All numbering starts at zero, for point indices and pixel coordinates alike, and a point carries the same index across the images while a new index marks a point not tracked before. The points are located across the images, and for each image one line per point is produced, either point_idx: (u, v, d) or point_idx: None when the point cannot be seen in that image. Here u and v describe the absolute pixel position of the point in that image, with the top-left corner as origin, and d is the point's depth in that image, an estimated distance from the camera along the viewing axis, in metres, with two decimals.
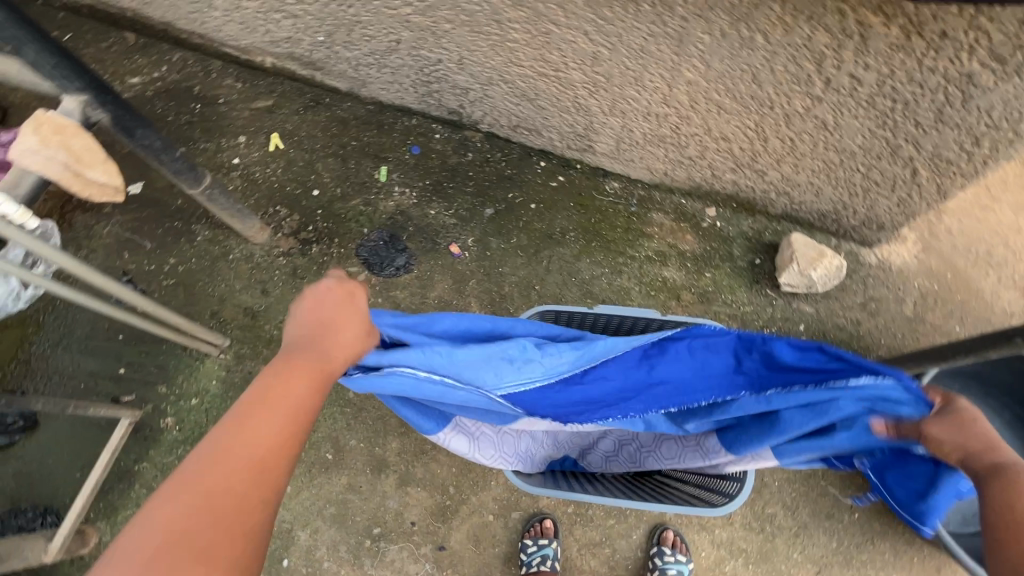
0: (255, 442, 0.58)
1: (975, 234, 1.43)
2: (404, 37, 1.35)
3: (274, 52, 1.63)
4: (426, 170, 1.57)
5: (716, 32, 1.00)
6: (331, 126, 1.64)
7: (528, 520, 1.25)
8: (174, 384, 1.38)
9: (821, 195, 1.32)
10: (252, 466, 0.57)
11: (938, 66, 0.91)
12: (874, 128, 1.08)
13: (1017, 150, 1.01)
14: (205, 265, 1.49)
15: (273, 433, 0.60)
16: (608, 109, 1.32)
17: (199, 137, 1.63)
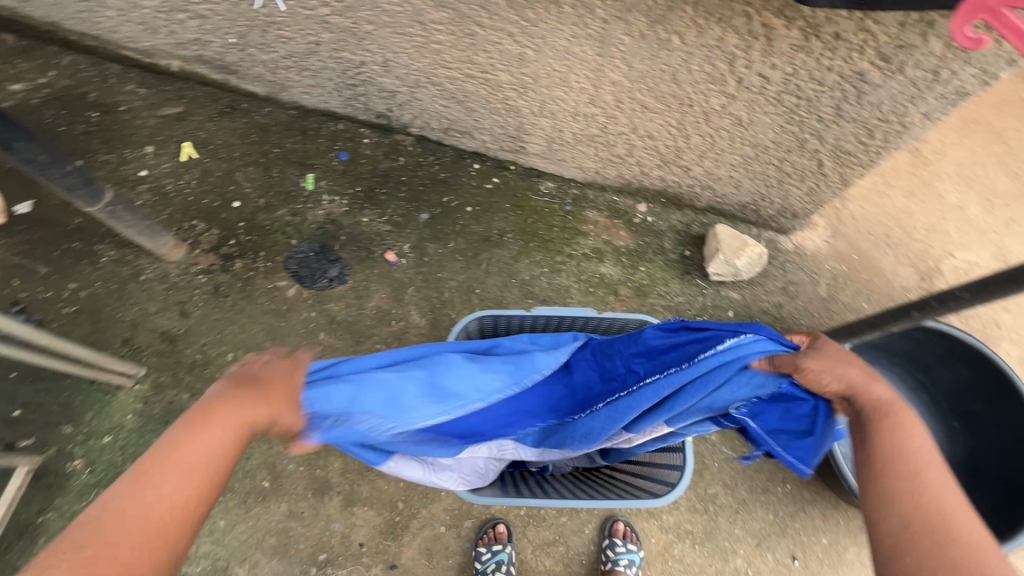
0: (174, 493, 0.54)
1: (875, 218, 1.57)
2: (323, 39, 1.29)
3: (180, 55, 1.51)
4: (356, 177, 1.52)
5: (635, 34, 1.03)
6: (250, 133, 1.55)
7: (479, 530, 1.24)
8: (82, 421, 1.25)
9: (741, 187, 1.40)
10: (158, 521, 0.52)
11: (834, 64, 0.98)
12: (783, 124, 1.16)
13: (905, 141, 1.11)
14: (112, 288, 1.36)
15: (191, 489, 0.55)
16: (538, 110, 1.33)
17: (98, 148, 1.49)
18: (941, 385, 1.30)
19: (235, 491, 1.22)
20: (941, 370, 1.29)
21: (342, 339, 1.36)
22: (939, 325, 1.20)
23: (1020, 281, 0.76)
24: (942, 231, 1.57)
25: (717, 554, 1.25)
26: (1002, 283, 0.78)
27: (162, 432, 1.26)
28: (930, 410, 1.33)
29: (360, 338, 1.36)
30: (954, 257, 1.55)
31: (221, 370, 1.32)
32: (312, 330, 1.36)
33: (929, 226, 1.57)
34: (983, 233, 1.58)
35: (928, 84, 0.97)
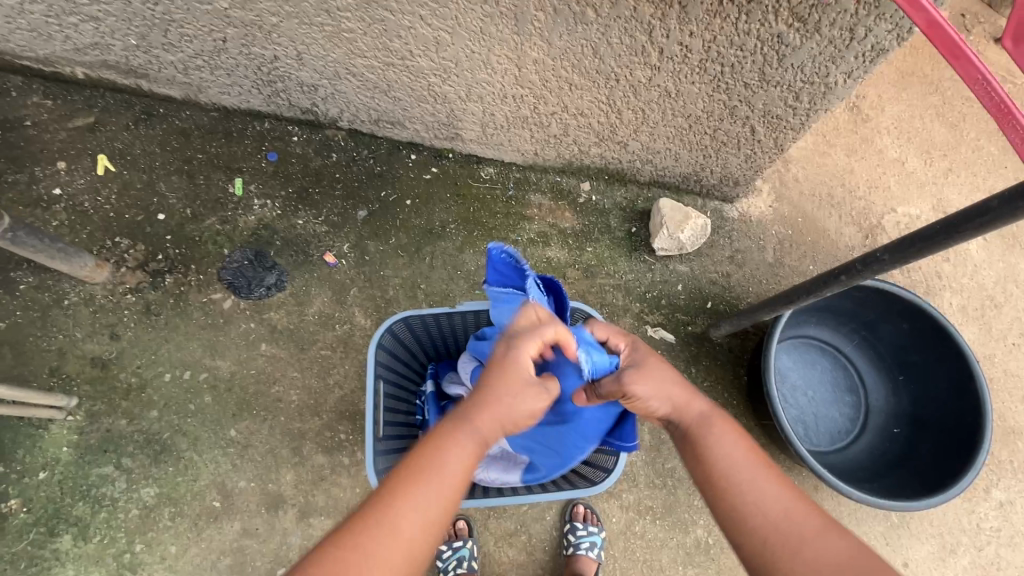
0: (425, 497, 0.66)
1: (818, 179, 1.57)
2: (229, 34, 1.22)
3: (82, 62, 1.40)
4: (287, 178, 1.44)
5: (548, 8, 0.99)
6: (171, 140, 1.45)
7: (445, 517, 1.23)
8: (14, 460, 1.19)
9: (680, 158, 1.37)
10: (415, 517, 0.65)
11: (752, 28, 0.96)
12: (711, 92, 1.14)
13: (832, 101, 1.10)
14: (34, 317, 1.29)
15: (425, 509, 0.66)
16: (465, 95, 1.27)
17: (5, 168, 1.39)
18: (884, 341, 1.33)
19: (185, 515, 1.19)
20: (882, 326, 1.31)
21: (285, 349, 1.31)
22: (875, 283, 1.21)
23: (933, 241, 0.76)
24: (883, 186, 1.58)
25: (677, 527, 1.27)
26: (917, 244, 0.78)
27: (102, 462, 1.21)
28: (876, 365, 1.36)
29: (303, 346, 1.31)
30: (895, 212, 1.56)
31: (159, 393, 1.26)
32: (252, 343, 1.31)
33: (870, 182, 1.58)
34: (923, 185, 1.59)
35: (846, 43, 0.96)
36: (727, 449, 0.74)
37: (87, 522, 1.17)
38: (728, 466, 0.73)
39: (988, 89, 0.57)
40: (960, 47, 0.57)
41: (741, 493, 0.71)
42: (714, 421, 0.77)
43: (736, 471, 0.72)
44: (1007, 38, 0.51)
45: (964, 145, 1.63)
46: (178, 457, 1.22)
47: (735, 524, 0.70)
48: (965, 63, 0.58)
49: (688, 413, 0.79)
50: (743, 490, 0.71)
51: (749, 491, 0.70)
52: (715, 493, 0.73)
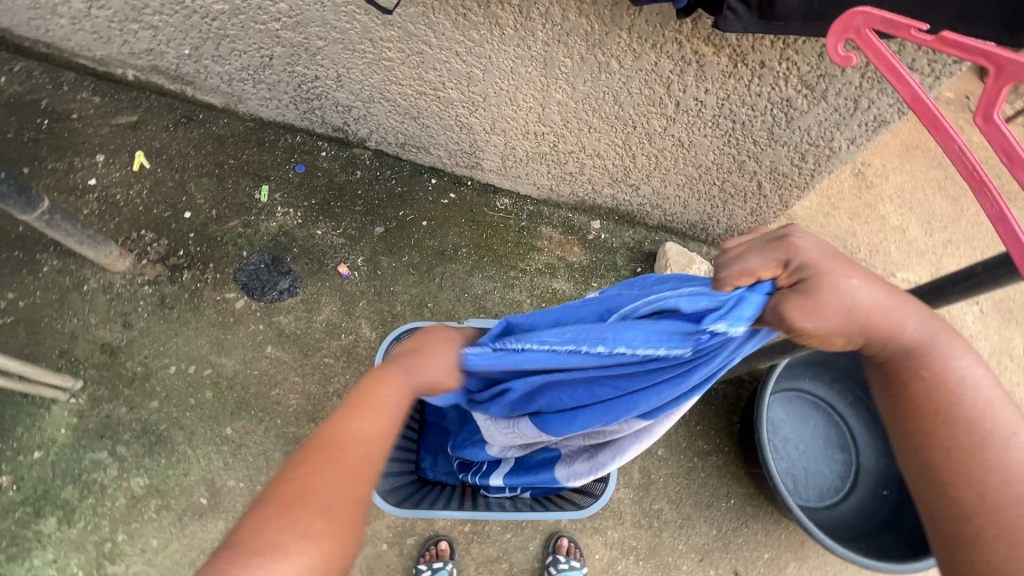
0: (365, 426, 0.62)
1: (820, 239, 1.62)
2: (277, 52, 1.31)
3: (134, 64, 1.49)
4: (312, 189, 1.50)
5: (575, 56, 1.07)
6: (205, 144, 1.52)
7: (430, 534, 1.23)
8: (12, 436, 1.21)
9: (689, 206, 1.43)
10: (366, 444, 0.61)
11: (762, 91, 1.03)
12: (721, 146, 1.20)
13: (836, 164, 1.16)
14: (51, 299, 1.33)
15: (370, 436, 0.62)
16: (489, 128, 1.34)
17: (45, 156, 1.46)
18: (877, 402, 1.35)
19: (170, 509, 1.20)
20: None
21: (290, 352, 1.34)
22: None
23: (924, 300, 0.80)
24: (883, 251, 1.63)
25: (660, 570, 1.26)
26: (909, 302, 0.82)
27: (97, 448, 1.22)
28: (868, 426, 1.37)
29: (308, 351, 1.34)
30: (895, 276, 1.60)
31: (162, 384, 1.28)
32: (258, 344, 1.34)
33: (871, 246, 1.63)
34: (923, 253, 1.64)
35: (850, 111, 1.03)
36: (968, 388, 0.54)
37: (73, 506, 1.18)
38: (958, 404, 0.53)
39: (962, 161, 0.52)
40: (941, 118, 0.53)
41: (980, 440, 0.51)
42: (940, 342, 0.55)
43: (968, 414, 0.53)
44: (978, 114, 0.50)
45: (964, 219, 1.69)
46: (171, 450, 1.23)
47: (946, 464, 0.52)
48: (943, 135, 0.53)
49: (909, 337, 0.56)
50: (979, 433, 0.52)
51: (991, 441, 0.51)
52: (941, 427, 0.53)
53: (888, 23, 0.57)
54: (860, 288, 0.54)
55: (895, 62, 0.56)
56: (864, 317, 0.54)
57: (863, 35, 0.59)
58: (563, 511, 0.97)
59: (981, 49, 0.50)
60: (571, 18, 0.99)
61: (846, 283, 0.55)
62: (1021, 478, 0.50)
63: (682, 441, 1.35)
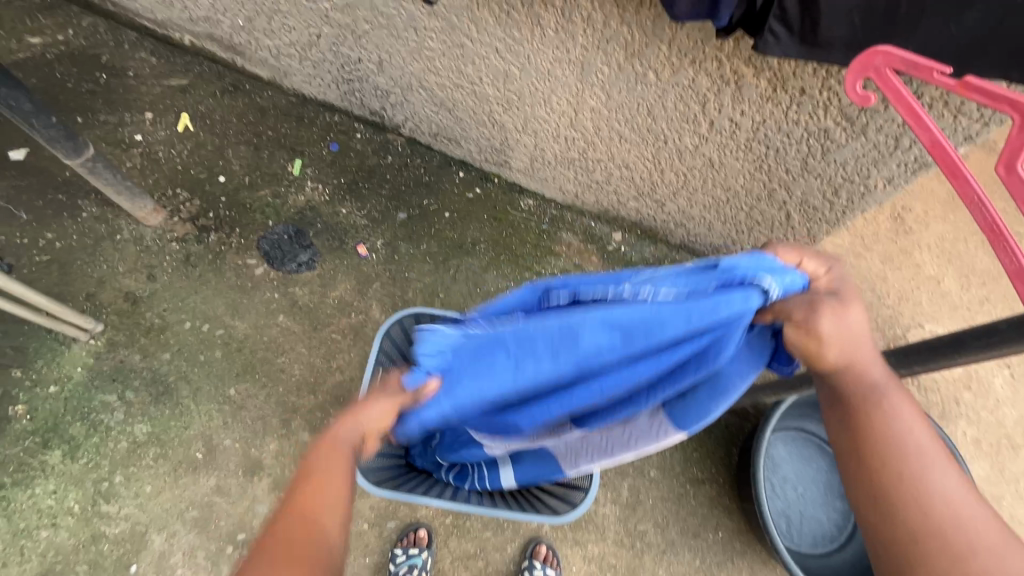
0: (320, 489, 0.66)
1: None
2: (324, 32, 1.34)
3: (192, 30, 1.55)
4: (342, 168, 1.53)
5: (613, 65, 1.06)
6: (248, 114, 1.57)
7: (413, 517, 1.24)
8: (31, 368, 1.26)
9: (713, 229, 1.41)
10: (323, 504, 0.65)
11: (800, 119, 1.01)
12: (752, 171, 1.18)
13: (869, 203, 1.12)
14: (86, 243, 1.39)
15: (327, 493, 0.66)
16: (521, 128, 1.35)
17: (99, 108, 1.53)
18: None
19: (167, 459, 1.24)
20: None
21: (300, 324, 1.37)
22: None
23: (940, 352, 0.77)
24: (914, 300, 1.57)
25: None
26: (924, 353, 0.79)
27: (108, 390, 1.27)
28: None
29: (317, 325, 1.37)
30: (922, 327, 1.54)
31: (176, 338, 1.32)
32: (271, 312, 1.37)
33: (901, 293, 1.57)
34: (955, 307, 1.57)
35: (890, 150, 0.99)
36: (904, 430, 0.53)
37: (79, 443, 1.23)
38: (897, 438, 0.52)
39: (982, 212, 0.50)
40: (962, 167, 0.51)
41: (915, 472, 0.51)
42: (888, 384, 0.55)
43: (910, 448, 0.52)
44: (1001, 163, 0.49)
45: (1005, 278, 1.61)
46: (176, 402, 1.27)
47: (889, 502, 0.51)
48: (962, 183, 0.52)
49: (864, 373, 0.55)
50: (912, 465, 0.51)
51: (925, 469, 0.51)
52: (883, 465, 0.52)
53: (909, 64, 0.55)
54: (856, 316, 0.56)
55: (916, 106, 0.54)
56: (847, 344, 0.55)
57: (883, 75, 0.57)
58: (543, 515, 0.95)
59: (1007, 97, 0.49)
60: (612, 25, 0.99)
61: (847, 309, 0.57)
62: (953, 510, 0.49)
63: (676, 465, 1.32)
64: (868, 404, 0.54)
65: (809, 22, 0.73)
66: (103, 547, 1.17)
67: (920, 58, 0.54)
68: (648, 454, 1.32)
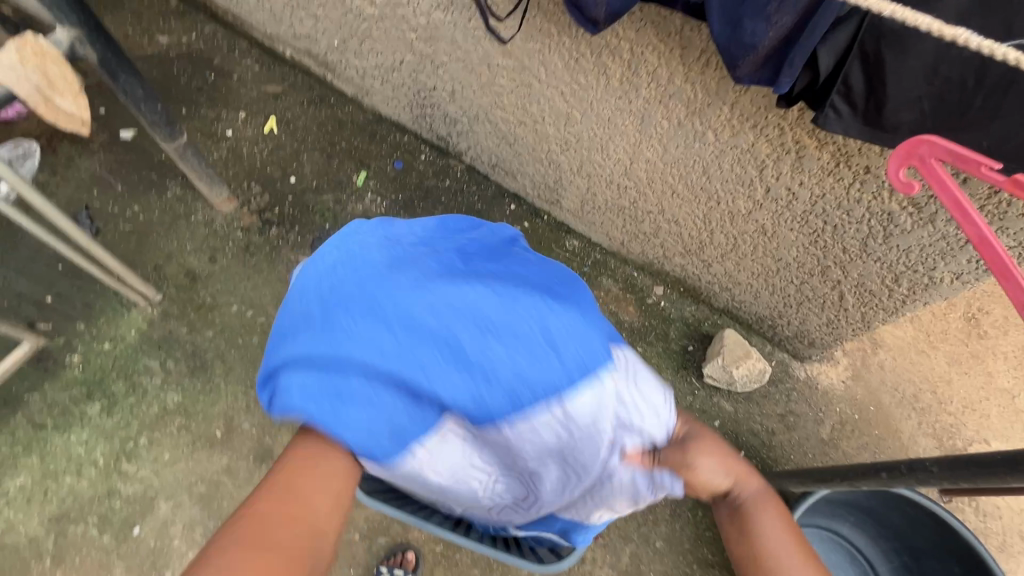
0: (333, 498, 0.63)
1: (905, 375, 1.44)
2: (407, 60, 1.44)
3: (294, 45, 1.71)
4: (402, 186, 1.60)
5: (672, 119, 1.07)
6: (328, 124, 1.69)
7: (405, 533, 1.24)
8: (92, 323, 1.37)
9: (759, 298, 1.35)
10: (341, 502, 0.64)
11: (862, 198, 0.97)
12: (806, 245, 1.13)
13: (933, 296, 1.05)
14: (164, 220, 1.52)
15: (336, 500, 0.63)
16: (576, 170, 1.36)
17: (201, 102, 1.70)
18: None
19: (189, 431, 1.30)
20: (927, 559, 1.14)
21: None
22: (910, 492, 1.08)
23: (990, 469, 0.70)
24: (980, 412, 1.41)
25: None
26: (974, 468, 0.72)
27: (152, 356, 1.36)
28: None
29: None
30: (987, 444, 1.39)
31: (222, 318, 1.41)
32: None
33: (967, 402, 1.42)
34: None
35: (960, 243, 0.93)
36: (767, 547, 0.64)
37: (116, 400, 1.31)
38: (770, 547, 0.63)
39: None
40: (1012, 266, 0.52)
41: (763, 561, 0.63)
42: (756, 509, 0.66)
43: (777, 552, 0.62)
44: None
45: None
46: (209, 378, 1.34)
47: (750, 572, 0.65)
48: (1012, 285, 0.52)
49: (748, 487, 0.68)
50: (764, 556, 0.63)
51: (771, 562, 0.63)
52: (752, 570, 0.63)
53: (955, 154, 0.56)
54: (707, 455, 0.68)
55: (962, 199, 0.55)
56: (716, 481, 0.66)
57: (927, 163, 0.59)
58: None
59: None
60: (676, 82, 1.00)
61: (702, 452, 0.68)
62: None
63: (685, 541, 1.24)
64: (740, 514, 0.66)
65: (873, 103, 0.71)
66: (115, 503, 1.23)
67: (966, 150, 0.55)
68: (655, 523, 1.24)
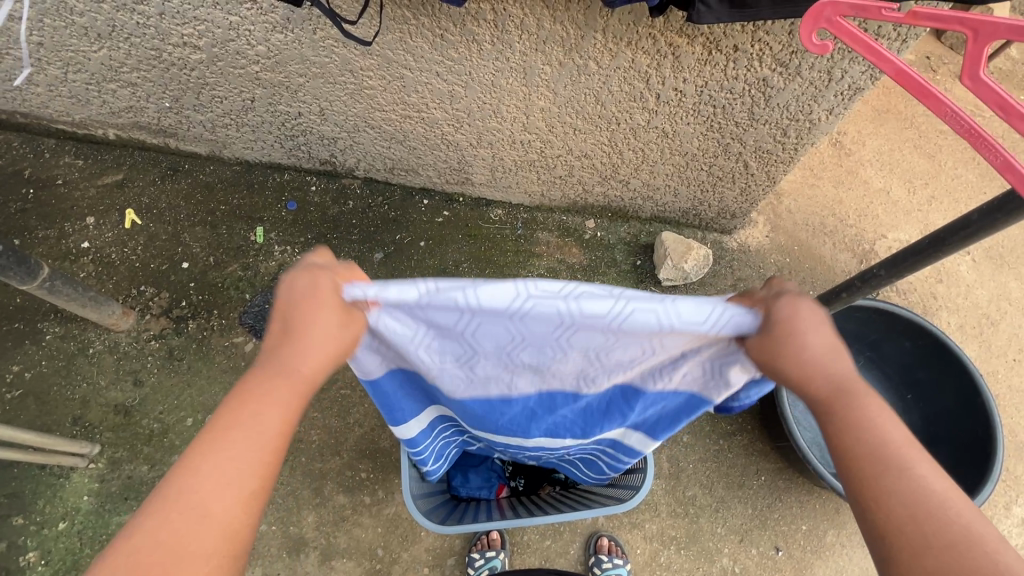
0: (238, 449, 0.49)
1: (810, 210, 1.64)
2: (258, 94, 1.32)
3: (115, 124, 1.49)
4: (306, 225, 1.50)
5: (554, 62, 1.09)
6: (195, 193, 1.52)
7: (470, 543, 1.24)
8: (34, 510, 1.18)
9: (679, 194, 1.45)
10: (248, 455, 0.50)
11: (739, 73, 1.06)
12: (704, 132, 1.23)
13: (817, 135, 1.19)
14: (57, 366, 1.31)
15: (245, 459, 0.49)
16: (476, 142, 1.35)
17: (33, 224, 1.45)
18: (891, 362, 1.36)
19: None
20: (887, 346, 1.34)
21: None
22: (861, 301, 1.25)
23: (925, 253, 0.83)
24: (872, 214, 1.65)
25: (703, 556, 1.25)
26: (911, 259, 0.85)
27: (122, 511, 1.20)
28: (885, 386, 1.38)
29: (323, 386, 1.32)
30: (887, 238, 1.62)
31: (181, 438, 1.26)
32: None
33: (860, 211, 1.65)
34: (910, 212, 1.66)
35: (825, 83, 1.06)
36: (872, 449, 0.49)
37: None
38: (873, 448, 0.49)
39: (956, 121, 0.55)
40: (928, 86, 0.56)
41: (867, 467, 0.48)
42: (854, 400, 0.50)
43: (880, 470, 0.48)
44: (965, 77, 0.53)
45: (945, 173, 1.72)
46: None
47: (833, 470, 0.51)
48: (933, 101, 0.56)
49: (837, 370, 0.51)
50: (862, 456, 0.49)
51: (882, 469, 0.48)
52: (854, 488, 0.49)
53: (856, 6, 0.59)
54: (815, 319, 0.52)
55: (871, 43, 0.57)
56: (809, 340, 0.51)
57: (835, 23, 0.60)
58: (604, 507, 0.95)
59: (955, 18, 0.52)
60: (545, 26, 1.02)
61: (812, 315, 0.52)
62: (924, 506, 0.46)
63: (706, 425, 1.35)
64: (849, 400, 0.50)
65: None
66: None
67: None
68: None
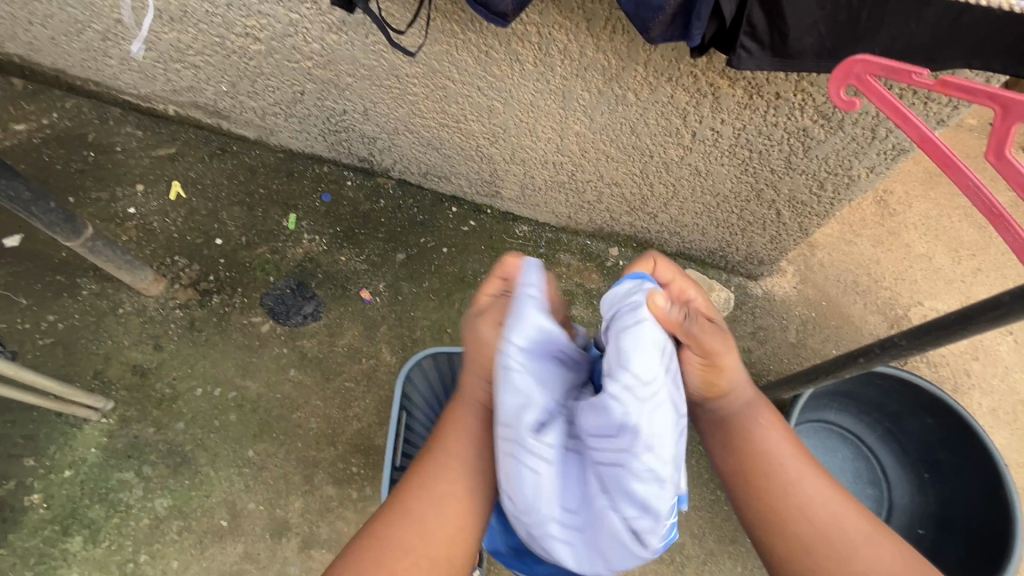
0: None
1: (843, 267, 1.59)
2: (308, 88, 1.38)
3: (175, 101, 1.58)
4: (337, 217, 1.54)
5: (593, 90, 1.10)
6: (238, 174, 1.59)
7: None
8: (45, 454, 1.24)
9: (707, 233, 1.43)
10: None
11: (779, 121, 1.05)
12: (739, 174, 1.21)
13: (855, 192, 1.16)
14: (88, 321, 1.38)
15: None
16: (509, 158, 1.37)
17: (88, 185, 1.54)
18: (910, 436, 1.29)
19: (190, 531, 1.21)
20: (906, 419, 1.28)
21: (312, 376, 1.35)
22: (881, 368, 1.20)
23: (950, 329, 0.80)
24: (910, 279, 1.59)
25: None
26: (934, 334, 0.82)
27: (124, 468, 1.25)
28: (902, 460, 1.32)
29: (329, 375, 1.36)
30: (923, 305, 1.55)
31: (189, 406, 1.31)
32: (281, 367, 1.36)
33: (897, 274, 1.59)
34: (951, 281, 1.59)
35: (868, 140, 1.04)
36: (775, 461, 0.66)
37: (99, 526, 1.20)
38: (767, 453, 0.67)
39: (978, 197, 0.53)
40: (952, 155, 0.54)
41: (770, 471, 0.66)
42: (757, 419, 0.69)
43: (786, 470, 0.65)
44: (990, 152, 0.52)
45: (994, 246, 1.64)
46: (195, 471, 1.25)
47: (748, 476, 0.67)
48: (957, 173, 0.54)
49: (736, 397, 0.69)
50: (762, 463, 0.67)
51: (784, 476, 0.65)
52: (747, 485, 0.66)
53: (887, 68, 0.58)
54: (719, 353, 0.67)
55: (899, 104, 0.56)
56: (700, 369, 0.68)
57: (865, 82, 0.60)
58: None
59: (987, 92, 0.52)
60: (588, 53, 1.03)
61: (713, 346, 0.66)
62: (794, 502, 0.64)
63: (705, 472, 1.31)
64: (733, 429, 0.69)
65: (778, 35, 0.77)
66: None
67: (898, 62, 0.57)
68: None
